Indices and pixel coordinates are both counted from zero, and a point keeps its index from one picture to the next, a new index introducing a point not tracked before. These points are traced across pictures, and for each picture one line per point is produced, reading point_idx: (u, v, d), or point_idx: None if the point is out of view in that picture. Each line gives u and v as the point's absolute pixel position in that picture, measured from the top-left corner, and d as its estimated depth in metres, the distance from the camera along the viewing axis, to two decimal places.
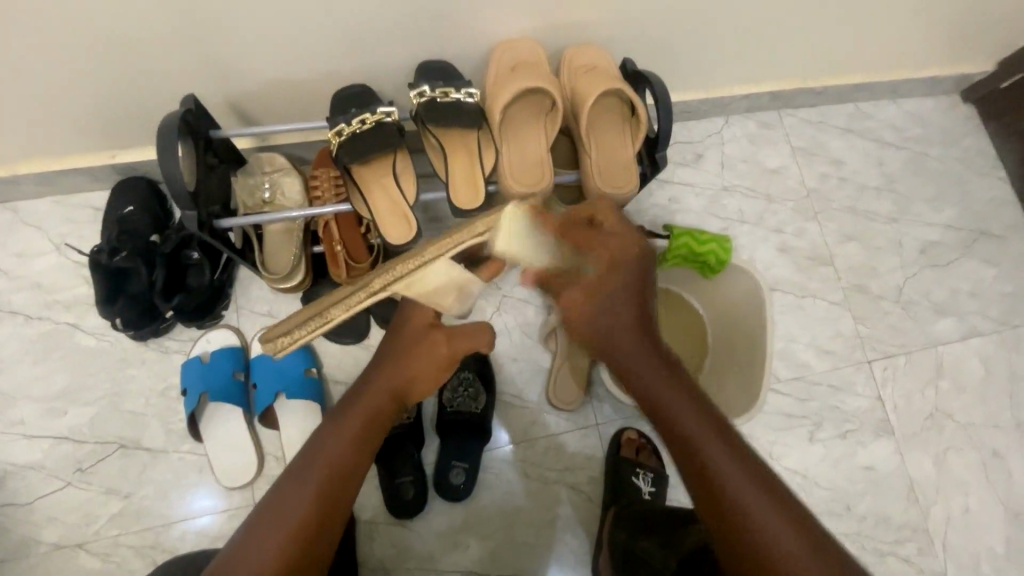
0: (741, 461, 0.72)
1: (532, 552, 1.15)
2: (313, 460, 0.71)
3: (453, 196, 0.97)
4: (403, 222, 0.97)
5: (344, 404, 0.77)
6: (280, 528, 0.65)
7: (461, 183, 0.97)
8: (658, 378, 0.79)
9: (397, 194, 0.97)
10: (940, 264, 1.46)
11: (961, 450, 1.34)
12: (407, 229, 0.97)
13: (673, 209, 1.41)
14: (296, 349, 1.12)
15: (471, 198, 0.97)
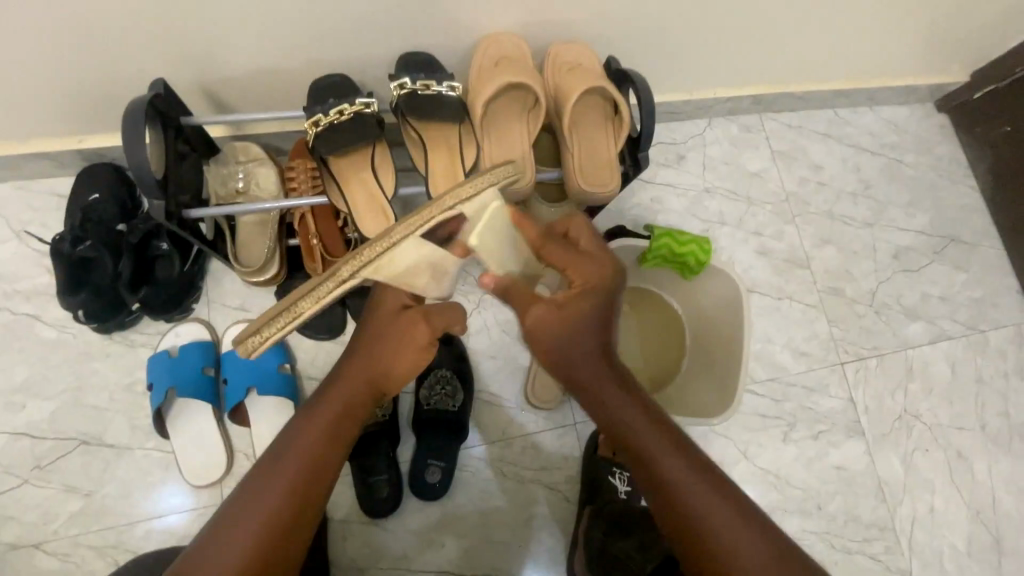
0: (706, 485, 0.72)
1: (507, 552, 1.14)
2: (281, 461, 0.68)
3: (433, 191, 0.95)
4: (379, 215, 0.94)
5: (320, 393, 0.74)
6: (247, 526, 0.64)
7: (441, 177, 0.95)
8: (625, 409, 0.77)
9: (374, 186, 0.94)
10: (912, 269, 1.49)
11: (928, 451, 1.37)
12: (385, 223, 0.94)
13: (655, 209, 1.41)
14: (270, 344, 1.09)
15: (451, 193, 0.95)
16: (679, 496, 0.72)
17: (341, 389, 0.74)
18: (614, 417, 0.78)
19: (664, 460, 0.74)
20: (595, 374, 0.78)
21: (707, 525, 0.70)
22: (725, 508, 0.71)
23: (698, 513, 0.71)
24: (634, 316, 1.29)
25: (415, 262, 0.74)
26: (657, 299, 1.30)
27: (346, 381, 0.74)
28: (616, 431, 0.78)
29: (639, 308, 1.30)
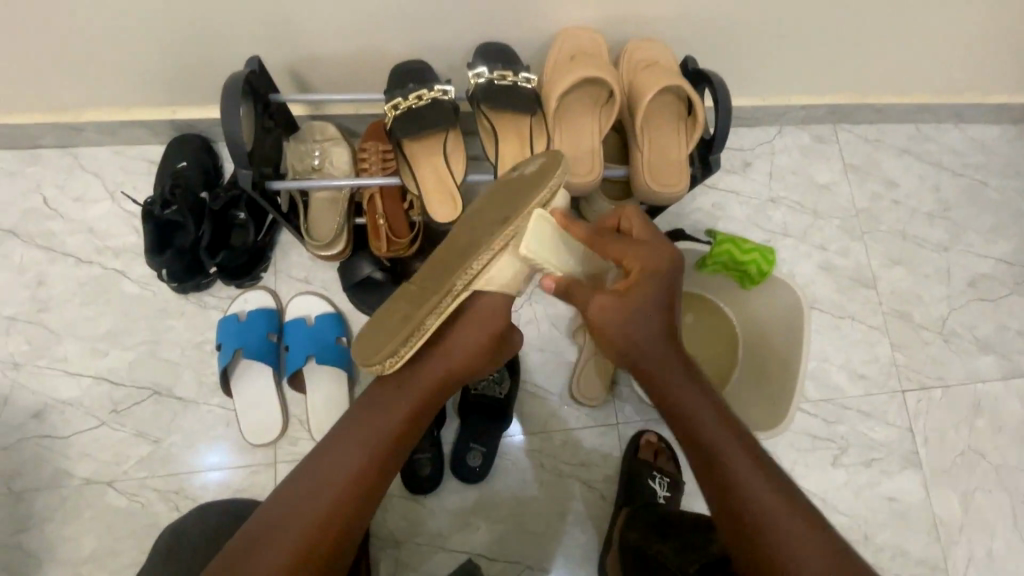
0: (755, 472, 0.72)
1: (540, 543, 1.15)
2: (353, 435, 0.77)
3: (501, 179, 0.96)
4: (449, 203, 0.95)
5: (400, 383, 0.80)
6: (310, 513, 0.71)
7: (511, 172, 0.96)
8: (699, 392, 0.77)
9: (446, 174, 0.96)
10: (989, 299, 1.41)
11: (990, 491, 1.30)
12: (452, 210, 0.95)
13: (715, 215, 1.38)
14: (330, 317, 1.15)
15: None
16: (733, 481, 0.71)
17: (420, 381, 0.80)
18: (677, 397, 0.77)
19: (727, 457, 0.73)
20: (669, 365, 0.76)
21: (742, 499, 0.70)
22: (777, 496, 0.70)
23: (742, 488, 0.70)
24: (686, 321, 1.27)
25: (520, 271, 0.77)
26: (711, 306, 1.28)
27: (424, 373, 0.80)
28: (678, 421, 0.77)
29: (690, 314, 1.28)
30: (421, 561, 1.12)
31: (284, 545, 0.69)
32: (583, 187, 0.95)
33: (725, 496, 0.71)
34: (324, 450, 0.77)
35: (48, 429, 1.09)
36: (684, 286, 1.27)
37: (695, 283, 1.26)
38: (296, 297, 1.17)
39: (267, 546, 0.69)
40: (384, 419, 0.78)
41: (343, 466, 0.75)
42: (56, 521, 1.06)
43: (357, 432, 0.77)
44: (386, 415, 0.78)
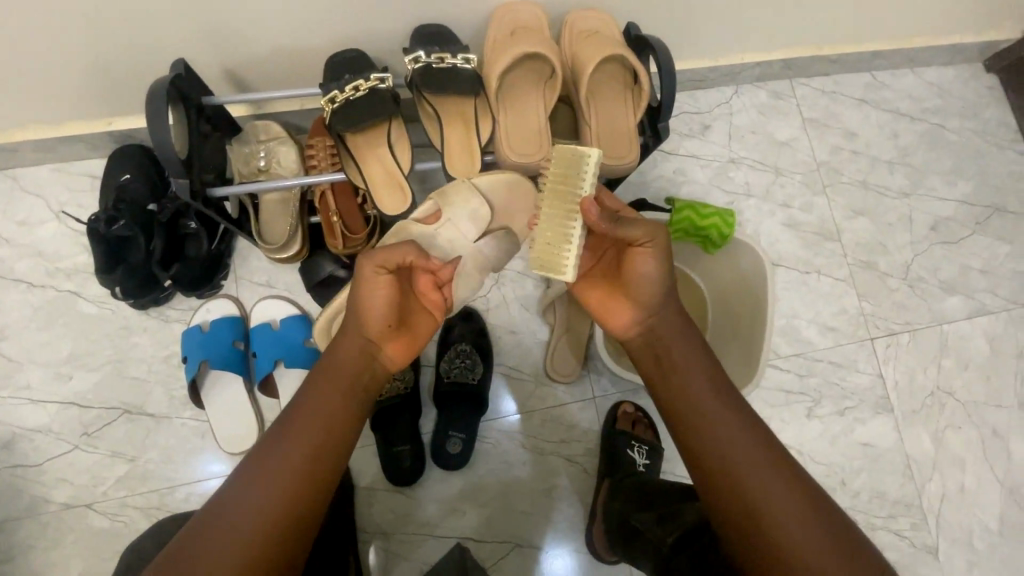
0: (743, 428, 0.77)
1: (528, 520, 1.17)
2: (298, 415, 0.75)
3: (449, 166, 0.93)
4: (399, 194, 0.92)
5: (329, 353, 0.80)
6: (260, 485, 0.70)
7: (457, 154, 0.93)
8: (691, 380, 0.81)
9: (393, 163, 0.92)
10: (952, 241, 1.43)
11: (960, 427, 1.34)
12: (403, 202, 0.92)
13: (678, 181, 1.38)
14: (297, 319, 1.14)
15: (466, 171, 0.93)
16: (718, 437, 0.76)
17: (347, 345, 0.79)
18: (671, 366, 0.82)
19: (715, 414, 0.78)
20: (667, 341, 0.83)
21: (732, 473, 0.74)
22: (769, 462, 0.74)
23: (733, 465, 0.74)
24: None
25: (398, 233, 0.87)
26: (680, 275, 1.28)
27: (347, 338, 0.79)
28: (673, 417, 0.81)
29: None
30: (412, 550, 1.13)
31: (244, 515, 0.68)
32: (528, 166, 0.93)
33: (713, 473, 0.75)
34: (270, 443, 0.73)
35: (19, 458, 1.08)
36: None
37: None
38: (260, 302, 1.16)
39: (234, 552, 0.66)
40: (327, 400, 0.76)
41: (287, 435, 0.73)
42: (39, 548, 1.05)
43: (302, 422, 0.74)
44: (327, 398, 0.76)
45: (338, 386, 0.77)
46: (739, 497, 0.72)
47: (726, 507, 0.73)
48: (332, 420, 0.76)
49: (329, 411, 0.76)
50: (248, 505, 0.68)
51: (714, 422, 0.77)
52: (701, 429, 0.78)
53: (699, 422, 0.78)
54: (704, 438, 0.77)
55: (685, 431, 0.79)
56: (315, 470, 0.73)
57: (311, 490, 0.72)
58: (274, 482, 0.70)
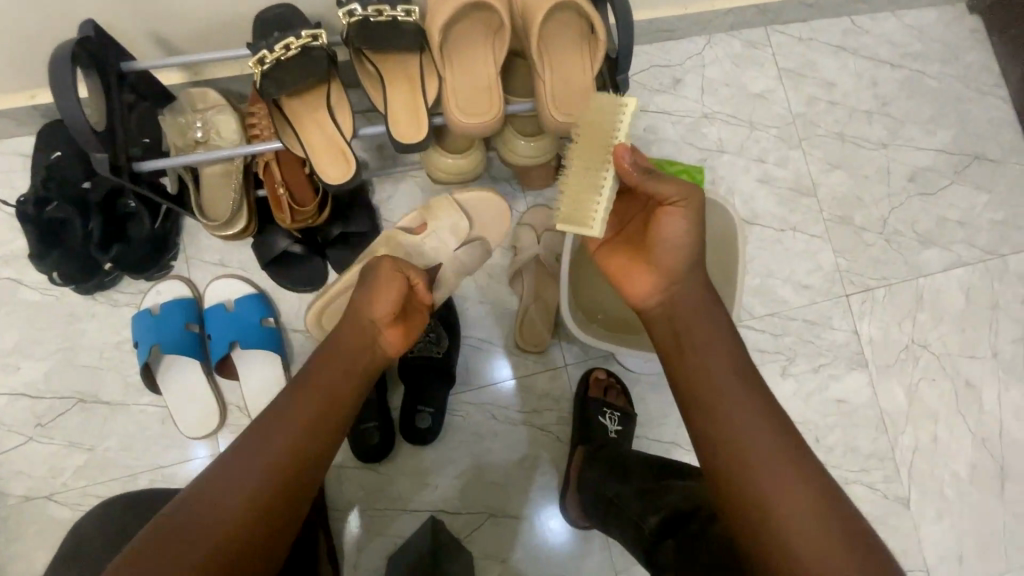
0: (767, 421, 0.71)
1: (501, 490, 1.16)
2: (300, 390, 0.73)
3: (394, 131, 0.86)
4: (342, 162, 0.85)
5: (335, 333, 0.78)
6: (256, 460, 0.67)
7: (401, 117, 0.87)
8: (713, 353, 0.75)
9: (333, 129, 0.85)
10: (930, 192, 1.40)
11: (934, 380, 1.34)
12: (347, 170, 0.85)
13: (649, 140, 1.32)
14: (252, 298, 1.10)
15: (411, 135, 0.86)
16: (737, 426, 0.70)
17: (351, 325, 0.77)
18: (693, 347, 0.76)
19: (737, 403, 0.72)
20: (691, 319, 0.77)
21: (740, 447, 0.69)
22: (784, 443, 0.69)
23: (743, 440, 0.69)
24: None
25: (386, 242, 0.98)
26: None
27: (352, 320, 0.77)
28: (680, 386, 0.76)
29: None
30: (385, 524, 1.13)
31: (235, 488, 0.65)
32: (474, 129, 0.86)
33: (724, 455, 0.69)
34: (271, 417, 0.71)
35: None
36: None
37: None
38: (213, 282, 1.11)
39: (206, 535, 0.61)
40: (331, 380, 0.74)
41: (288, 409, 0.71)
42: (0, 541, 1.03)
43: (306, 398, 0.72)
44: (332, 377, 0.74)
45: (339, 365, 0.75)
46: (751, 492, 0.67)
47: (736, 498, 0.67)
48: (330, 397, 0.73)
49: (332, 390, 0.74)
50: (243, 477, 0.65)
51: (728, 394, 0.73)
52: (711, 400, 0.73)
53: (717, 406, 0.72)
54: (711, 409, 0.72)
55: (691, 402, 0.74)
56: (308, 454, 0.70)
57: (296, 473, 0.68)
58: (271, 457, 0.67)
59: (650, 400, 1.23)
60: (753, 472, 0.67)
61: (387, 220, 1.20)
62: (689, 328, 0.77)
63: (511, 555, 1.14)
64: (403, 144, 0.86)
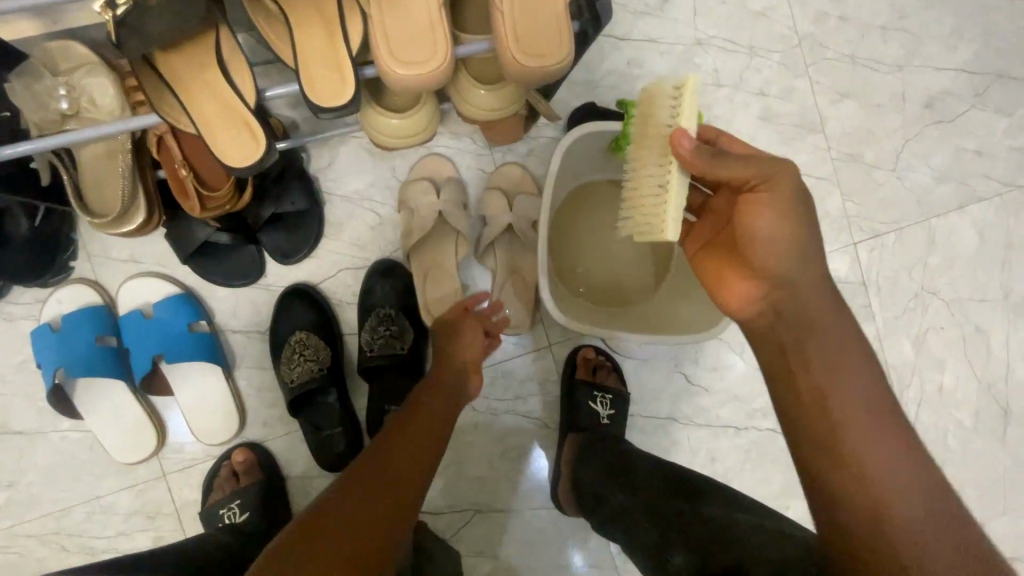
0: (917, 486, 0.52)
1: (487, 485, 1.07)
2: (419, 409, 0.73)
3: (308, 89, 0.64)
4: (248, 136, 0.65)
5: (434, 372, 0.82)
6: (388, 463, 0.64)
7: (317, 71, 0.65)
8: (845, 370, 0.57)
9: (232, 93, 0.65)
10: (947, 119, 1.24)
11: (943, 328, 1.25)
12: (254, 149, 0.65)
13: (633, 75, 1.13)
14: (176, 300, 0.93)
15: (334, 93, 0.65)
16: (875, 485, 0.53)
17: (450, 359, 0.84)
18: (816, 373, 0.58)
19: (877, 456, 0.54)
20: (806, 335, 0.60)
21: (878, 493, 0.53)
22: (929, 498, 0.52)
23: (885, 485, 0.53)
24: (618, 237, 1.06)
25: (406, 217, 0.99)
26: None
27: (446, 366, 0.82)
28: (791, 406, 0.59)
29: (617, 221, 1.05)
30: None
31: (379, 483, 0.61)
32: (418, 79, 0.65)
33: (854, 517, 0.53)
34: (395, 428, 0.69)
35: None
36: (606, 194, 1.04)
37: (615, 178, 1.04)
38: (127, 283, 0.94)
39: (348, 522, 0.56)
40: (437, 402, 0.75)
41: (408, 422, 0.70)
42: None
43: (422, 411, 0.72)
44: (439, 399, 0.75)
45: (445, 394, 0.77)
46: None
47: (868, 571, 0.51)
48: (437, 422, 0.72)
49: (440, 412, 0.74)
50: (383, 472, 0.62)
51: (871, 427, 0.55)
52: (839, 431, 0.56)
53: (853, 456, 0.55)
54: (841, 441, 0.55)
55: (793, 413, 0.59)
56: (404, 491, 0.62)
57: (399, 507, 0.60)
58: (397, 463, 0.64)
59: (643, 374, 1.12)
60: (875, 514, 0.52)
61: (330, 192, 1.01)
62: (811, 348, 0.59)
63: (502, 550, 1.06)
64: (325, 108, 0.65)
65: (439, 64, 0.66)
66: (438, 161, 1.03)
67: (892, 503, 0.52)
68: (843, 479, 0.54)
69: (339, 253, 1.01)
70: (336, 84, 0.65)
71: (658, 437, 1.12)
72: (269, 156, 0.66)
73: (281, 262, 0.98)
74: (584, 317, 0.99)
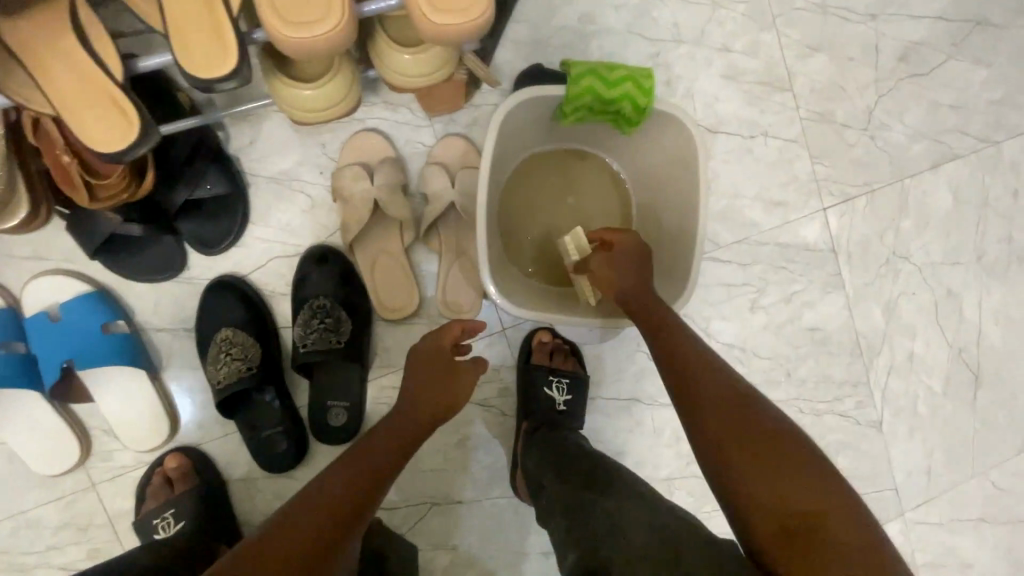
0: (759, 432, 0.60)
1: (444, 477, 1.02)
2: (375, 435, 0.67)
3: (180, 58, 0.56)
4: (122, 119, 0.57)
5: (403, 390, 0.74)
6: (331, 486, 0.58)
7: (195, 37, 0.56)
8: (777, 429, 0.60)
9: (94, 66, 0.56)
10: (922, 72, 1.16)
11: (914, 294, 1.21)
12: (127, 131, 0.57)
13: (585, 32, 1.05)
14: (86, 300, 0.85)
15: (219, 63, 0.56)
16: (731, 435, 0.60)
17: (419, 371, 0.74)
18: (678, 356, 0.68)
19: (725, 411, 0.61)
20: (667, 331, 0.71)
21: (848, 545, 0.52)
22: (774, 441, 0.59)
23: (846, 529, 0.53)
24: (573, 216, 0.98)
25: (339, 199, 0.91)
26: (595, 180, 0.98)
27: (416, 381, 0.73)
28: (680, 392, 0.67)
29: (571, 197, 0.97)
30: None
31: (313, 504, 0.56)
32: (309, 42, 0.58)
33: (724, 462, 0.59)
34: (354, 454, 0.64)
35: None
36: (558, 171, 0.97)
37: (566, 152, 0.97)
38: (31, 283, 0.85)
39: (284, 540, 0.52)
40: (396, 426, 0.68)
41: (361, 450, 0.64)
42: None
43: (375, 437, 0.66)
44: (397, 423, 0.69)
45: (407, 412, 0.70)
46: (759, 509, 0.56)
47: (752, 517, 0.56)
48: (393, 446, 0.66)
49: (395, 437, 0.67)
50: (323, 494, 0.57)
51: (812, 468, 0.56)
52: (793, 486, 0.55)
53: (709, 415, 0.62)
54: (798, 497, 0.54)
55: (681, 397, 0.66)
56: (339, 511, 0.57)
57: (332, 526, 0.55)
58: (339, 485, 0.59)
59: (604, 355, 1.07)
60: (740, 463, 0.58)
61: (254, 174, 0.92)
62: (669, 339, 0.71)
63: (461, 541, 1.03)
64: (202, 79, 0.57)
65: (333, 25, 0.58)
66: (373, 136, 0.94)
67: (742, 447, 0.59)
68: (807, 548, 0.52)
69: (268, 240, 0.93)
70: (213, 51, 0.56)
71: (621, 419, 1.08)
72: (146, 139, 0.58)
73: (204, 252, 0.90)
74: (526, 294, 0.91)
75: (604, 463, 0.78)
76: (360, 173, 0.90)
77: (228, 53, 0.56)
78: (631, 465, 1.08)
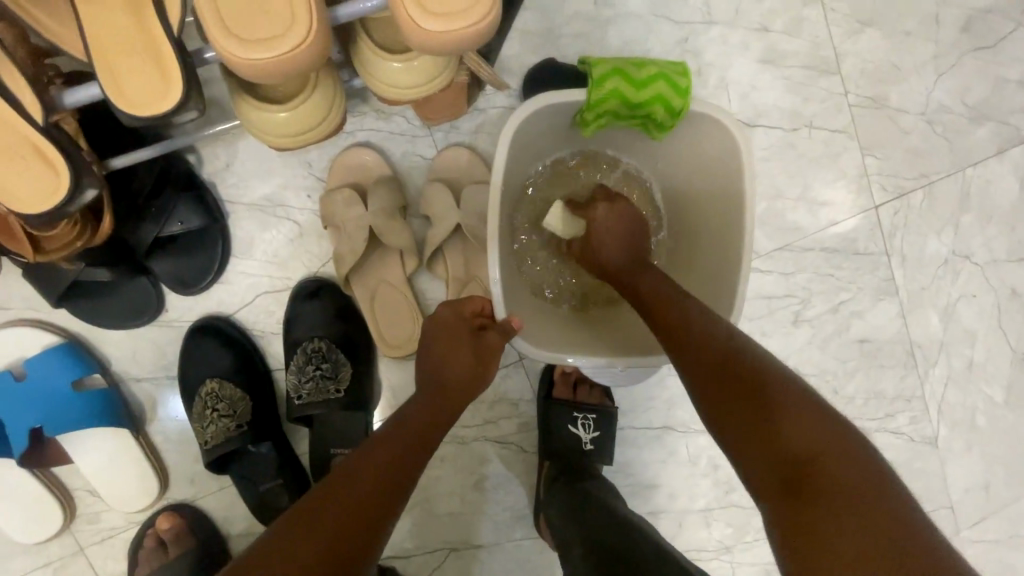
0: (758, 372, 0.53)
1: (460, 521, 0.94)
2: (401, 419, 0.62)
3: (116, 93, 0.48)
4: (45, 167, 0.52)
5: (424, 379, 0.69)
6: (359, 475, 0.54)
7: (126, 66, 0.48)
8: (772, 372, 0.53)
9: (7, 109, 0.49)
10: (988, 45, 1.01)
11: (972, 296, 1.06)
12: (54, 186, 0.52)
13: (603, 18, 0.91)
14: (55, 354, 0.78)
15: (155, 95, 0.48)
16: (729, 370, 0.54)
17: (435, 355, 0.69)
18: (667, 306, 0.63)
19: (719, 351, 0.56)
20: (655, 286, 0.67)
21: (847, 470, 0.45)
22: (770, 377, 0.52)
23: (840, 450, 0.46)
24: None
25: (331, 228, 0.80)
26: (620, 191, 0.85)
27: (433, 371, 0.68)
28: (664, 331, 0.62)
29: None
30: None
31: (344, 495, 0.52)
32: (274, 65, 0.48)
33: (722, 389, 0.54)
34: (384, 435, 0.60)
35: None
36: (575, 181, 0.84)
37: (585, 160, 0.83)
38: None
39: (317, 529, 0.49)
40: (421, 412, 0.64)
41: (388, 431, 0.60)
42: None
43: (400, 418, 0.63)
44: (421, 410, 0.64)
45: (434, 398, 0.66)
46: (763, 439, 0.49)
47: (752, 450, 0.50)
48: (422, 434, 0.62)
49: (419, 421, 0.63)
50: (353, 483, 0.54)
51: (790, 390, 0.50)
52: (772, 416, 0.49)
53: (702, 350, 0.57)
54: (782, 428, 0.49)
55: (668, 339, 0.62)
56: (365, 507, 0.52)
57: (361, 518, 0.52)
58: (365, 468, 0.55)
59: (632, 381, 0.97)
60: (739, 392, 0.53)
61: (234, 201, 0.82)
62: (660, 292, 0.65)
63: None
64: (143, 115, 0.48)
65: (302, 38, 0.47)
66: (365, 152, 0.83)
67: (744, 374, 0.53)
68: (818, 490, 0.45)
69: (254, 274, 0.83)
70: (152, 83, 0.48)
71: (652, 450, 0.98)
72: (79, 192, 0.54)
73: (181, 292, 0.80)
74: (543, 323, 0.78)
75: (631, 525, 0.71)
76: (352, 198, 0.79)
77: (170, 83, 0.48)
78: (664, 499, 0.98)
